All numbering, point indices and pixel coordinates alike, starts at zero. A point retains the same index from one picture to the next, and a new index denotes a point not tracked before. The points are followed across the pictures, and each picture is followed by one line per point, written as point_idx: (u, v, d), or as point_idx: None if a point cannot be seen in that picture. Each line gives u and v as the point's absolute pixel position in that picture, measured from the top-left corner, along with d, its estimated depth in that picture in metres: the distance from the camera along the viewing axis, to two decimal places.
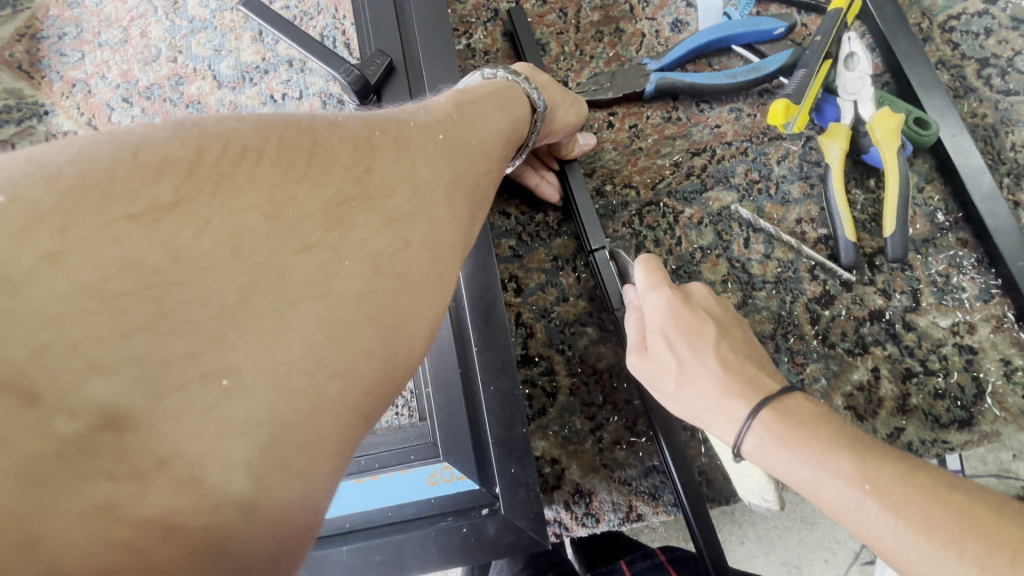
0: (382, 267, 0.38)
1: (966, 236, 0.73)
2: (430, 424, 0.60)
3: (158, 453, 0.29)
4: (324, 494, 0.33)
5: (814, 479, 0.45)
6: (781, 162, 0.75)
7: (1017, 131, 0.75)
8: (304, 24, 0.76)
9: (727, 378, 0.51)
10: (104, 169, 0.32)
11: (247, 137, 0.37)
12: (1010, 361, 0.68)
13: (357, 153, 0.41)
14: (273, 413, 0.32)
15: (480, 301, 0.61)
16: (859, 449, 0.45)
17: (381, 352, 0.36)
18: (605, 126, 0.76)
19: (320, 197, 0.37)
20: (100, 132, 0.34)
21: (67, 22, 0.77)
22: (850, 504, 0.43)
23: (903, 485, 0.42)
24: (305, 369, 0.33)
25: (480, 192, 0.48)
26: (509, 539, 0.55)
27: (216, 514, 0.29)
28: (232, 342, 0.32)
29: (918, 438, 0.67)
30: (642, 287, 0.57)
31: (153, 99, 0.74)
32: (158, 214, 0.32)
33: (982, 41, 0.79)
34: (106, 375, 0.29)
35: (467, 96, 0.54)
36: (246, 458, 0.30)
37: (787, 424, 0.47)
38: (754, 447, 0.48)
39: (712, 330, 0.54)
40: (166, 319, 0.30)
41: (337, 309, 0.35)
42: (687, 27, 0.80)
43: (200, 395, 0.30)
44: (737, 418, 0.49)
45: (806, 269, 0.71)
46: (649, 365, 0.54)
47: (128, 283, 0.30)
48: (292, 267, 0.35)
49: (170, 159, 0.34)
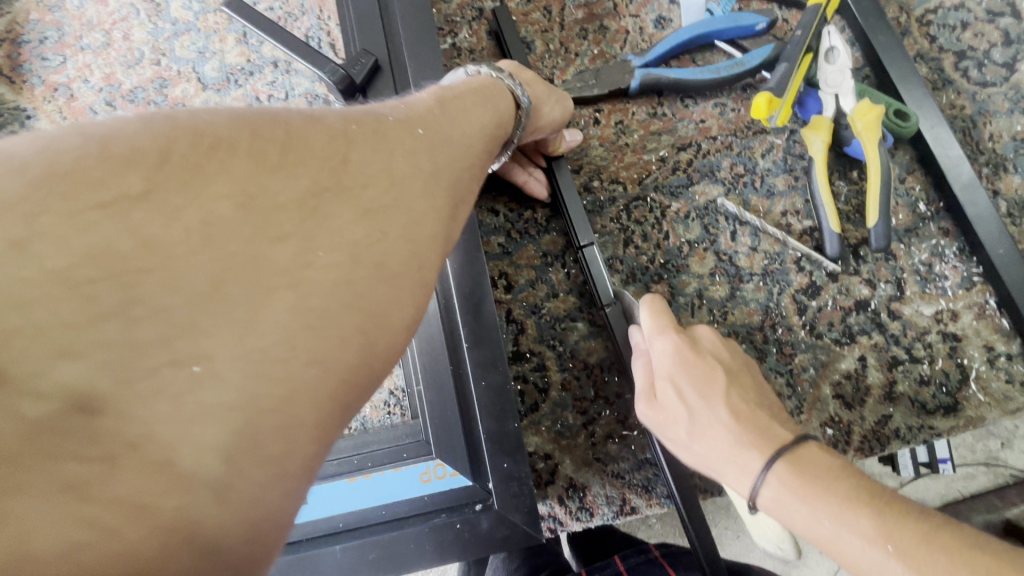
0: (360, 257, 0.39)
1: (947, 225, 0.74)
2: (422, 421, 0.60)
3: (128, 436, 0.29)
4: (302, 481, 0.33)
5: (834, 537, 0.45)
6: (765, 155, 0.76)
7: (994, 122, 0.77)
8: (289, 26, 0.76)
9: (739, 429, 0.51)
10: (73, 160, 0.32)
11: (219, 129, 0.37)
12: (993, 347, 0.70)
13: (333, 145, 0.41)
14: (247, 398, 0.32)
15: (468, 297, 0.61)
16: (880, 506, 0.44)
17: (358, 341, 0.37)
18: (592, 122, 0.77)
19: (295, 188, 0.38)
20: (70, 125, 0.34)
21: (49, 26, 0.76)
22: (873, 564, 0.43)
23: (927, 545, 0.42)
24: (279, 355, 0.33)
25: (462, 186, 0.49)
26: (503, 533, 0.56)
27: (188, 496, 0.29)
28: (204, 329, 0.32)
29: (905, 424, 0.67)
30: (650, 331, 0.58)
31: (138, 102, 0.74)
32: (129, 204, 0.32)
33: (958, 34, 0.81)
34: (76, 360, 0.28)
35: (450, 93, 0.54)
36: (220, 442, 0.30)
37: (802, 478, 0.47)
38: (770, 501, 0.49)
39: (721, 378, 0.54)
40: (136, 306, 0.31)
41: (313, 298, 0.36)
42: (670, 23, 0.81)
43: (173, 379, 0.30)
44: (752, 470, 0.49)
45: (792, 260, 0.72)
46: (658, 415, 0.54)
47: (97, 270, 0.30)
48: (267, 256, 0.35)
49: (141, 150, 0.34)
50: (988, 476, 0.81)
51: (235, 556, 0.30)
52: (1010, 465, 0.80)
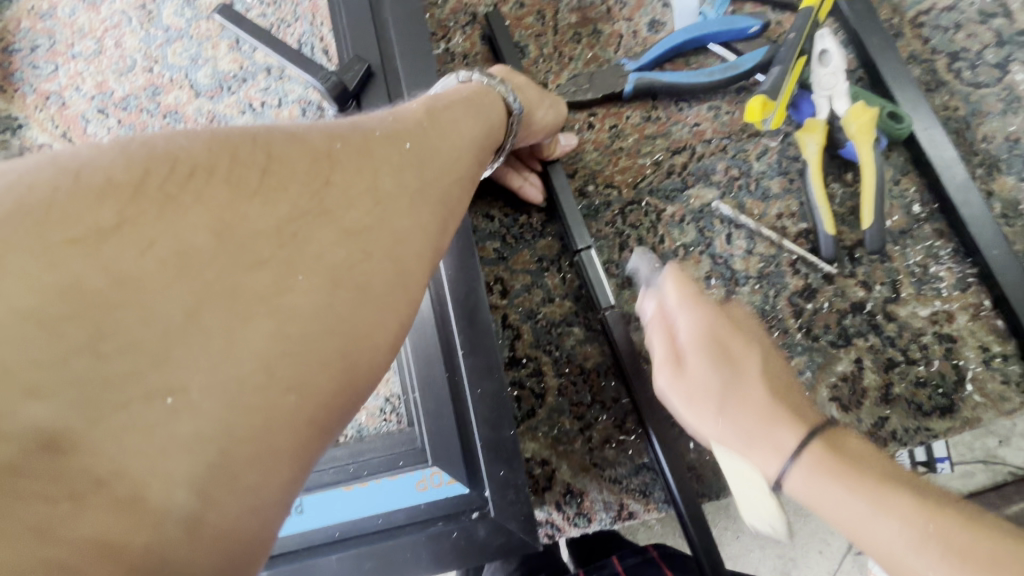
0: (340, 280, 0.38)
1: (942, 226, 0.74)
2: (417, 429, 0.60)
3: (96, 473, 0.29)
4: (278, 508, 0.34)
5: (870, 518, 0.41)
6: (760, 158, 0.76)
7: (988, 123, 0.77)
8: (282, 32, 0.76)
9: (775, 406, 0.47)
10: (44, 195, 0.32)
11: (197, 155, 0.37)
12: (989, 348, 0.70)
13: (314, 167, 0.41)
14: (221, 427, 0.32)
15: (464, 304, 0.60)
16: (917, 490, 0.42)
17: (339, 366, 0.36)
18: (586, 126, 0.77)
19: (272, 215, 0.37)
20: (48, 154, 0.34)
21: (40, 34, 0.76)
22: (910, 545, 0.39)
23: (967, 526, 0.39)
24: (256, 384, 0.33)
25: (452, 198, 0.48)
26: (499, 541, 0.55)
27: (156, 532, 0.29)
28: (179, 361, 0.32)
29: (902, 426, 0.67)
30: (682, 299, 0.53)
31: (130, 110, 0.73)
32: (100, 237, 0.32)
33: (951, 36, 0.81)
34: (43, 400, 0.28)
35: (440, 102, 0.54)
36: (189, 474, 0.30)
37: (839, 456, 0.44)
38: (802, 479, 0.44)
39: (757, 354, 0.51)
40: (105, 342, 0.30)
41: (291, 325, 0.35)
42: (664, 26, 0.80)
43: (144, 414, 0.30)
44: (785, 448, 0.45)
45: (788, 263, 0.72)
46: (686, 385, 0.50)
47: (64, 306, 0.30)
48: (243, 283, 0.35)
49: (114, 182, 0.34)
50: (987, 474, 0.82)
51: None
52: (1009, 463, 0.81)
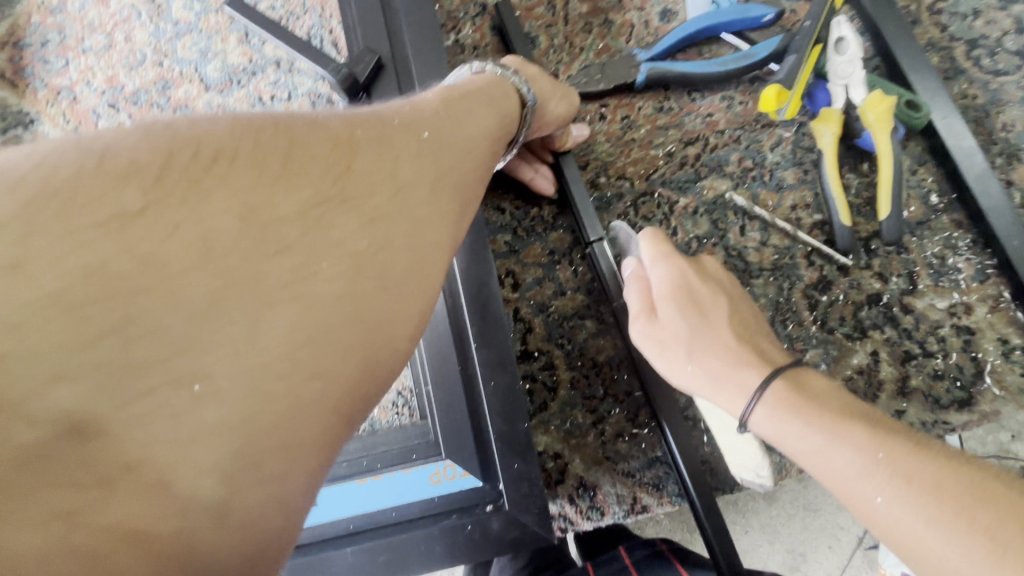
0: (363, 267, 0.38)
1: (960, 217, 0.73)
2: (430, 422, 0.59)
3: (125, 459, 0.29)
4: (303, 497, 0.34)
5: (826, 447, 0.44)
6: (774, 148, 0.75)
7: (1007, 111, 0.76)
8: (291, 25, 0.75)
9: (739, 350, 0.52)
10: (69, 177, 0.32)
11: (220, 139, 0.37)
12: (1008, 340, 0.69)
13: (335, 152, 0.40)
14: (249, 415, 0.32)
15: (476, 297, 0.60)
16: (874, 424, 0.44)
17: (360, 355, 0.37)
18: (597, 117, 0.76)
19: (296, 200, 0.37)
20: (68, 138, 0.34)
21: (50, 29, 0.76)
22: (861, 471, 0.42)
23: (915, 455, 0.41)
24: (283, 371, 0.33)
25: (468, 189, 0.48)
26: (513, 534, 0.55)
27: (185, 519, 0.29)
28: (206, 346, 0.32)
29: (919, 419, 0.67)
30: (652, 258, 0.57)
31: (140, 104, 0.73)
32: (125, 220, 0.32)
33: (970, 22, 0.79)
34: (70, 383, 0.28)
35: (455, 92, 0.53)
36: (217, 462, 0.31)
37: (799, 395, 0.47)
38: (765, 417, 0.48)
39: (724, 305, 0.55)
40: (133, 325, 0.30)
41: (312, 311, 0.35)
42: (677, 16, 0.79)
43: (172, 399, 0.30)
44: (749, 388, 0.49)
45: (802, 255, 0.71)
46: (657, 332, 0.54)
47: (92, 289, 0.30)
48: (267, 270, 0.35)
49: (138, 164, 0.33)
50: None
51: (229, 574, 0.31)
52: None
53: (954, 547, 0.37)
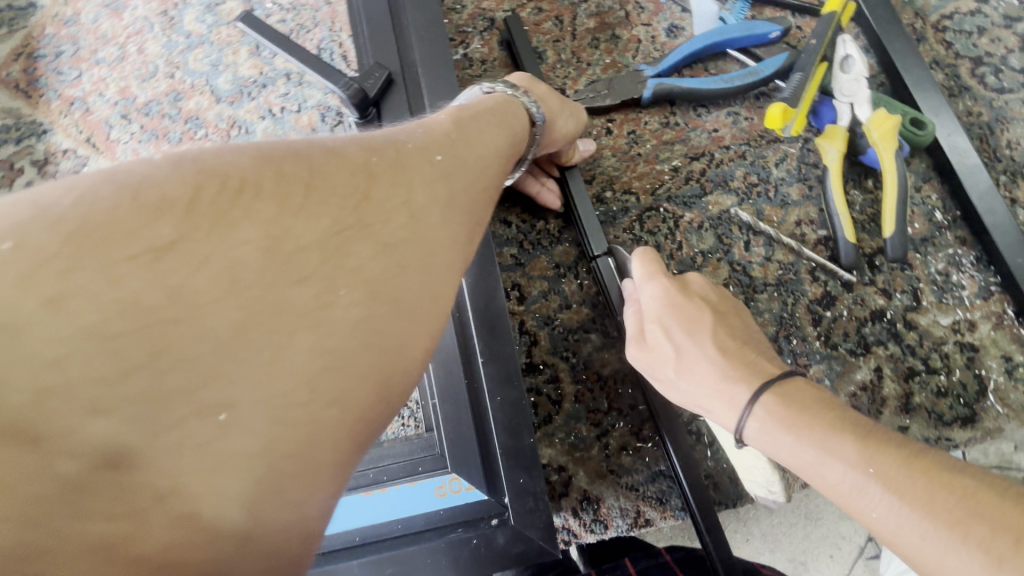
0: (378, 293, 0.39)
1: (964, 234, 0.73)
2: (436, 435, 0.60)
3: (157, 489, 0.30)
4: (319, 520, 0.35)
5: (817, 462, 0.45)
6: (779, 164, 0.76)
7: (1012, 129, 0.76)
8: (301, 37, 0.76)
9: (726, 364, 0.51)
10: (105, 211, 0.32)
11: (245, 170, 0.37)
12: (1011, 357, 0.69)
13: (353, 180, 0.41)
14: (269, 443, 0.33)
15: (484, 313, 0.61)
16: (864, 434, 0.44)
17: (375, 378, 0.37)
18: (604, 132, 0.77)
19: (315, 228, 0.37)
20: (102, 171, 0.34)
21: (65, 40, 0.77)
22: (853, 486, 0.42)
23: (906, 469, 0.41)
24: (300, 399, 0.34)
25: (478, 210, 0.49)
26: (518, 548, 0.56)
27: (213, 547, 0.30)
28: (230, 376, 0.32)
29: (922, 435, 0.67)
30: (640, 279, 0.59)
31: (152, 115, 0.74)
32: (158, 254, 0.32)
33: (975, 40, 0.80)
34: (106, 416, 0.29)
35: (465, 113, 0.54)
36: (240, 491, 0.31)
37: (788, 408, 0.47)
38: (756, 432, 0.49)
39: (709, 318, 0.55)
40: (164, 358, 0.31)
41: (332, 338, 0.36)
42: (682, 32, 0.80)
43: (199, 429, 0.31)
44: (738, 403, 0.49)
45: (807, 270, 0.72)
46: (648, 356, 0.56)
47: (125, 324, 0.30)
48: (288, 300, 0.35)
49: (170, 198, 0.34)
50: None
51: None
52: None
53: (952, 560, 0.37)
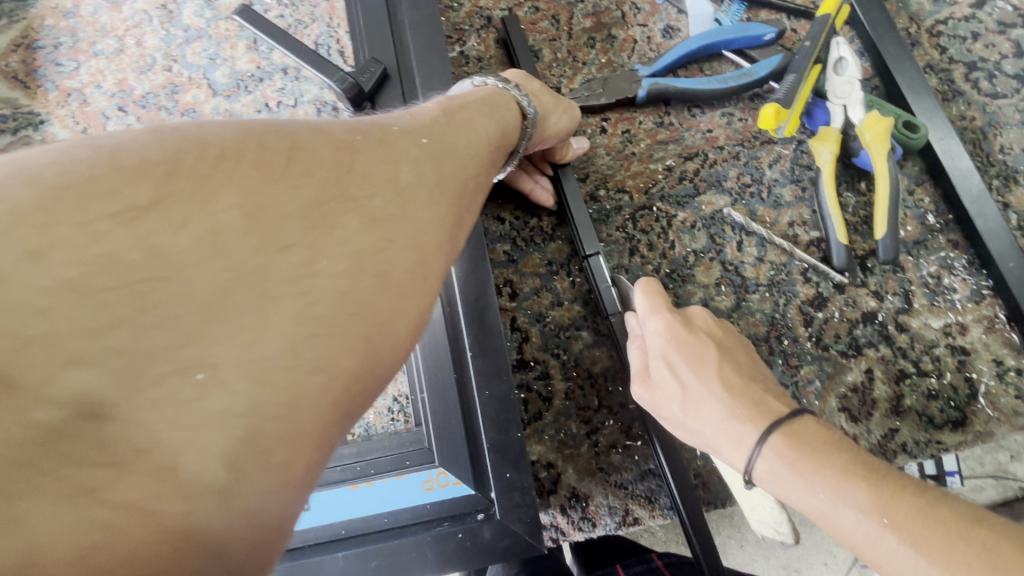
0: (363, 266, 0.39)
1: (956, 237, 0.73)
2: (425, 430, 0.60)
3: (137, 442, 0.29)
4: (303, 487, 0.34)
5: (829, 509, 0.44)
6: (772, 165, 0.76)
7: (1005, 133, 0.76)
8: (299, 33, 0.77)
9: (733, 403, 0.51)
10: (86, 170, 0.33)
11: (228, 141, 0.38)
12: (1002, 361, 0.69)
13: (338, 156, 0.41)
14: (253, 405, 0.32)
15: (473, 306, 0.61)
16: (878, 479, 0.44)
17: (360, 350, 0.37)
18: (598, 131, 0.77)
19: (299, 198, 0.38)
20: (84, 137, 0.35)
21: (63, 32, 0.77)
22: (867, 536, 0.43)
23: (923, 519, 0.41)
24: (283, 363, 0.34)
25: (466, 195, 0.49)
26: (505, 543, 0.55)
27: (195, 502, 0.30)
28: (213, 337, 0.32)
29: (913, 439, 0.67)
30: (642, 312, 0.58)
31: (149, 108, 0.74)
32: (138, 213, 0.33)
33: (969, 46, 0.80)
34: (87, 367, 0.29)
35: (455, 103, 0.54)
36: (224, 449, 0.31)
37: (798, 450, 0.47)
38: (765, 473, 0.48)
39: (714, 353, 0.54)
40: (147, 314, 0.31)
41: (317, 307, 0.36)
42: (679, 33, 0.81)
43: (181, 387, 0.31)
44: (747, 443, 0.49)
45: (798, 271, 0.72)
46: (653, 394, 0.55)
47: (110, 278, 0.31)
48: (273, 265, 0.36)
49: (150, 161, 0.34)
50: (997, 489, 0.72)
51: (238, 559, 0.31)
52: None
53: None
